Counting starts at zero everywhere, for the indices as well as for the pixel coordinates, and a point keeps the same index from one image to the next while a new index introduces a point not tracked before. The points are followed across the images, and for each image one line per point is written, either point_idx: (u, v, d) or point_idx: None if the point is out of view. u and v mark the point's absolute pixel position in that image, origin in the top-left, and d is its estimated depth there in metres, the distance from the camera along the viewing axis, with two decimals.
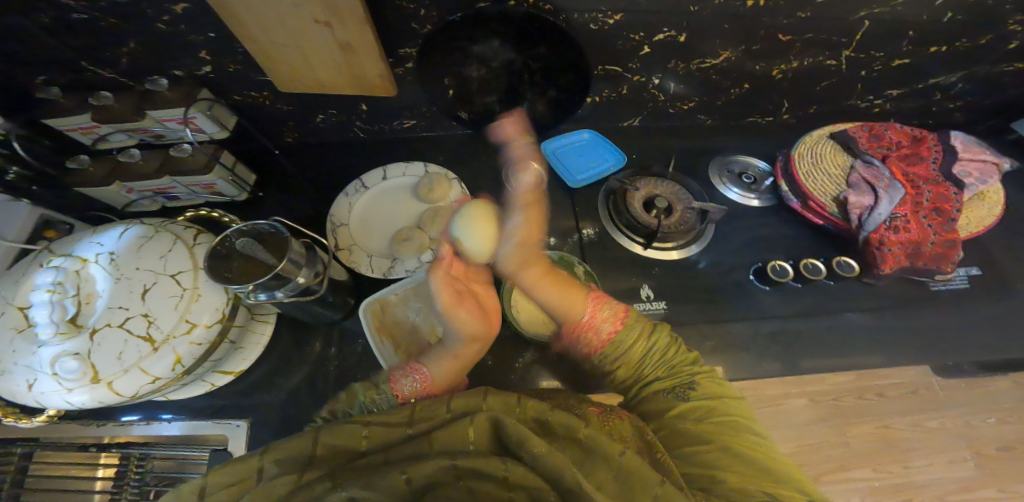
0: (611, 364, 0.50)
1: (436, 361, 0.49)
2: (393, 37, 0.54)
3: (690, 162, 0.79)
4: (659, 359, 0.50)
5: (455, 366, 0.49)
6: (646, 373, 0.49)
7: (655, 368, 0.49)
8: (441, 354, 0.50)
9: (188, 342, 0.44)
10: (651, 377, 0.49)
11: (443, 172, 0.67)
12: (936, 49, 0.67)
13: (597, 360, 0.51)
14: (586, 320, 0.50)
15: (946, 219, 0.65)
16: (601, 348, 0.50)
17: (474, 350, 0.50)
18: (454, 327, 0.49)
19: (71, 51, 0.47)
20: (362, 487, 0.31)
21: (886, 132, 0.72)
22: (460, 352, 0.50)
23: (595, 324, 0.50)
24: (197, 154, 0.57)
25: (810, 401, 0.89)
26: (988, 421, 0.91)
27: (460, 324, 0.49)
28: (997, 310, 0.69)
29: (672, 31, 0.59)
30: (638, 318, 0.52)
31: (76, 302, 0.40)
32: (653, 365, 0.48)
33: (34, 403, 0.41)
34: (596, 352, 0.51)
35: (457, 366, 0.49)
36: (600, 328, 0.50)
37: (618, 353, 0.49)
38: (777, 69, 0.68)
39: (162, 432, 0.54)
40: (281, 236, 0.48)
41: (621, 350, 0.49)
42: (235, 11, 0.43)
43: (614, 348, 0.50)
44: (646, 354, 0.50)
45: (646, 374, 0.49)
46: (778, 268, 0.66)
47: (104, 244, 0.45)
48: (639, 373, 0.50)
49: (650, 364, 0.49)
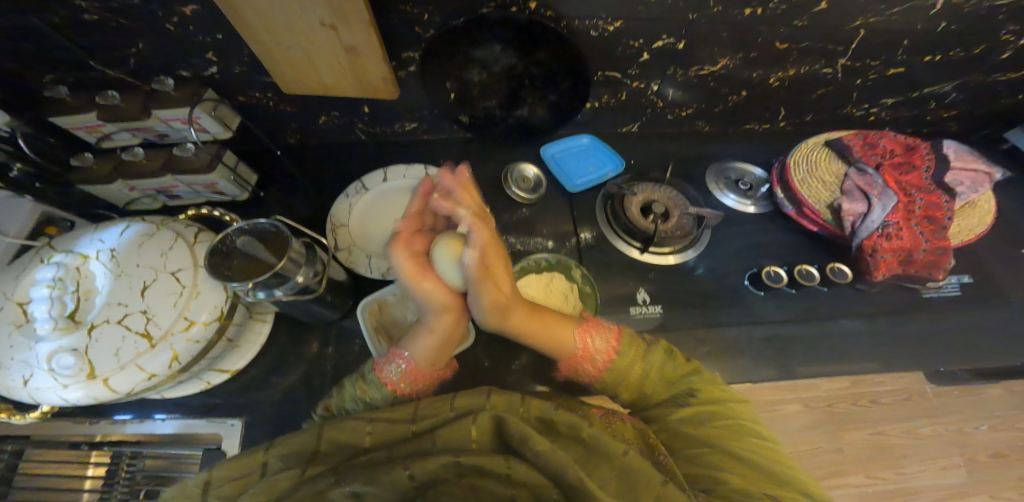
0: (613, 388, 0.50)
1: (415, 339, 0.47)
2: (397, 42, 0.55)
3: (688, 167, 0.79)
4: (661, 377, 0.49)
5: (434, 341, 0.47)
6: (649, 391, 0.49)
7: (659, 385, 0.49)
8: (420, 330, 0.47)
9: (186, 339, 0.43)
10: (654, 395, 0.49)
11: (442, 174, 0.68)
12: (931, 58, 0.68)
13: (599, 387, 0.51)
14: (578, 352, 0.50)
15: (938, 226, 0.66)
16: (600, 375, 0.50)
17: (452, 321, 0.47)
18: (423, 299, 0.45)
19: (81, 51, 0.47)
20: (365, 483, 0.32)
21: (879, 141, 0.73)
22: (437, 325, 0.47)
23: (588, 355, 0.49)
24: (201, 154, 0.57)
25: (805, 406, 0.90)
26: (980, 427, 0.92)
27: (427, 295, 0.45)
28: (988, 318, 0.70)
29: (672, 39, 0.60)
30: (632, 340, 0.51)
31: (76, 297, 0.41)
32: (653, 370, 0.49)
33: (29, 399, 0.41)
34: (594, 380, 0.51)
35: (436, 341, 0.47)
36: (596, 353, 0.50)
37: (617, 378, 0.49)
38: (774, 77, 0.70)
39: (155, 431, 0.54)
40: (282, 235, 0.48)
41: (622, 366, 0.49)
42: (243, 14, 0.43)
43: (613, 375, 0.49)
44: (647, 374, 0.49)
45: (650, 389, 0.49)
46: (773, 274, 0.67)
47: (106, 242, 0.45)
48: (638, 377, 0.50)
49: (651, 381, 0.49)
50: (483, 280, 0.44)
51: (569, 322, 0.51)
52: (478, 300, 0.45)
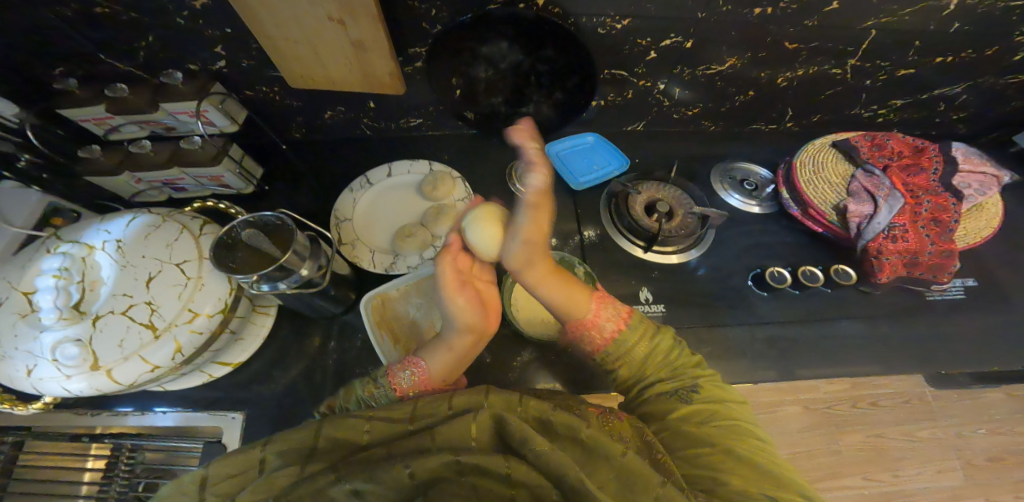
0: (612, 361, 0.50)
1: (433, 353, 0.49)
2: (404, 37, 0.55)
3: (693, 167, 0.79)
4: (663, 363, 0.49)
5: (451, 358, 0.49)
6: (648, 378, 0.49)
7: (660, 366, 0.49)
8: (438, 345, 0.49)
9: (189, 330, 0.44)
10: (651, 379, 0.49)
11: (447, 169, 0.69)
12: (942, 59, 0.67)
13: (602, 360, 0.52)
14: (588, 320, 0.50)
15: (944, 228, 0.66)
16: (603, 346, 0.51)
17: (470, 344, 0.50)
18: (452, 314, 0.48)
19: (91, 45, 0.48)
20: (365, 481, 0.32)
21: (888, 142, 0.73)
22: (456, 344, 0.49)
23: (596, 322, 0.50)
24: (207, 147, 0.57)
25: (805, 408, 0.90)
26: (980, 431, 0.92)
27: (457, 311, 0.48)
28: (992, 322, 0.70)
29: (680, 37, 0.59)
30: (641, 320, 0.52)
31: (81, 288, 0.41)
32: (657, 354, 0.50)
33: (32, 389, 0.41)
34: (600, 350, 0.51)
35: (452, 358, 0.49)
36: (603, 324, 0.50)
37: (621, 350, 0.50)
38: (782, 77, 0.69)
39: (156, 423, 0.54)
40: (284, 227, 0.48)
41: (626, 340, 0.50)
42: (251, 7, 0.43)
43: (616, 348, 0.50)
44: (651, 353, 0.50)
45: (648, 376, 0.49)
46: (776, 274, 0.67)
47: (112, 232, 0.45)
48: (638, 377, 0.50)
49: (653, 361, 0.49)
50: (533, 208, 0.47)
51: (585, 291, 0.52)
52: (520, 233, 0.47)
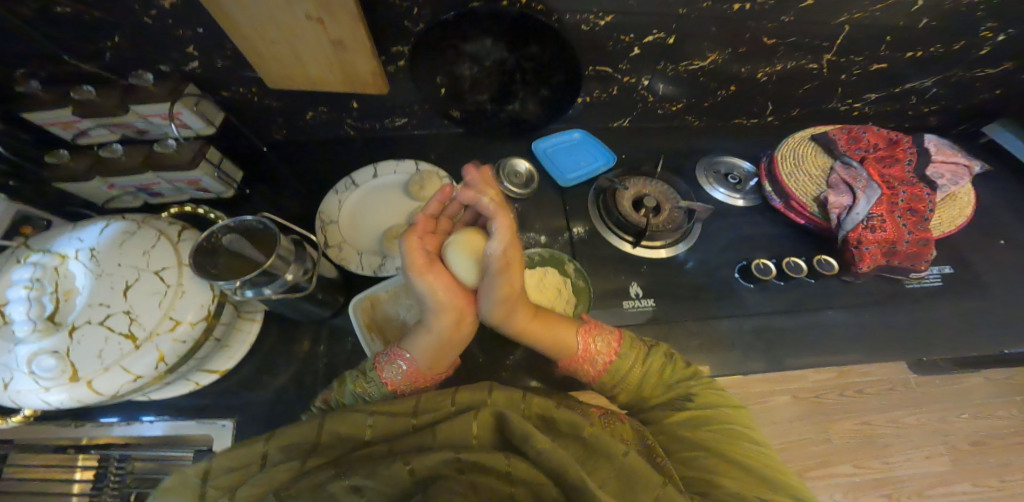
0: (610, 389, 0.51)
1: (415, 340, 0.46)
2: (385, 35, 0.54)
3: (678, 162, 0.80)
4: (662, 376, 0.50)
5: (433, 341, 0.45)
6: (649, 391, 0.49)
7: (659, 386, 0.49)
8: (419, 329, 0.46)
9: (172, 339, 0.42)
10: (658, 395, 0.49)
11: (434, 169, 0.68)
12: (913, 53, 0.69)
13: (597, 386, 0.52)
14: (578, 354, 0.50)
15: (920, 218, 0.68)
16: (597, 378, 0.51)
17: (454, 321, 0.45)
18: (424, 294, 0.44)
19: (54, 45, 0.46)
20: (365, 477, 0.31)
21: (864, 135, 0.75)
22: (435, 326, 0.45)
23: (589, 358, 0.50)
24: (183, 150, 0.56)
25: (793, 397, 0.93)
26: (961, 416, 0.95)
27: (430, 289, 0.44)
28: (968, 308, 0.72)
29: (661, 33, 0.60)
30: (632, 344, 0.52)
31: (54, 298, 0.39)
32: (653, 375, 0.49)
33: (9, 403, 0.39)
34: (592, 381, 0.52)
35: (434, 343, 0.45)
36: (596, 355, 0.50)
37: (618, 378, 0.50)
38: (762, 72, 0.71)
39: (143, 433, 0.52)
40: (269, 231, 0.47)
41: (620, 369, 0.50)
42: (224, 6, 0.42)
43: (612, 377, 0.50)
44: (648, 371, 0.50)
45: (650, 393, 0.49)
46: (762, 266, 0.68)
47: (85, 240, 0.43)
48: (644, 392, 0.50)
49: (655, 381, 0.49)
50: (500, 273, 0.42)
51: (570, 326, 0.51)
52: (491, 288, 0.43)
